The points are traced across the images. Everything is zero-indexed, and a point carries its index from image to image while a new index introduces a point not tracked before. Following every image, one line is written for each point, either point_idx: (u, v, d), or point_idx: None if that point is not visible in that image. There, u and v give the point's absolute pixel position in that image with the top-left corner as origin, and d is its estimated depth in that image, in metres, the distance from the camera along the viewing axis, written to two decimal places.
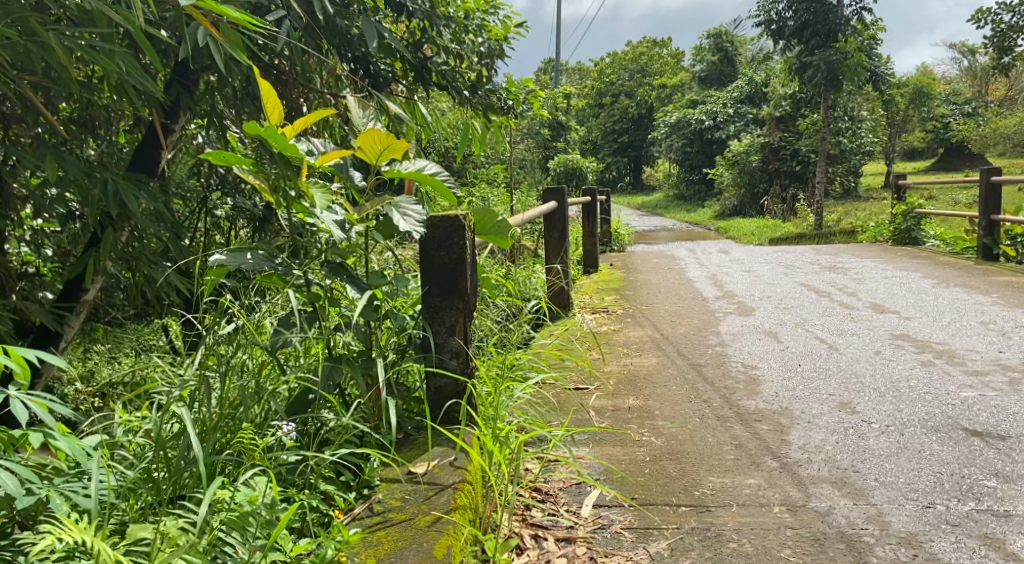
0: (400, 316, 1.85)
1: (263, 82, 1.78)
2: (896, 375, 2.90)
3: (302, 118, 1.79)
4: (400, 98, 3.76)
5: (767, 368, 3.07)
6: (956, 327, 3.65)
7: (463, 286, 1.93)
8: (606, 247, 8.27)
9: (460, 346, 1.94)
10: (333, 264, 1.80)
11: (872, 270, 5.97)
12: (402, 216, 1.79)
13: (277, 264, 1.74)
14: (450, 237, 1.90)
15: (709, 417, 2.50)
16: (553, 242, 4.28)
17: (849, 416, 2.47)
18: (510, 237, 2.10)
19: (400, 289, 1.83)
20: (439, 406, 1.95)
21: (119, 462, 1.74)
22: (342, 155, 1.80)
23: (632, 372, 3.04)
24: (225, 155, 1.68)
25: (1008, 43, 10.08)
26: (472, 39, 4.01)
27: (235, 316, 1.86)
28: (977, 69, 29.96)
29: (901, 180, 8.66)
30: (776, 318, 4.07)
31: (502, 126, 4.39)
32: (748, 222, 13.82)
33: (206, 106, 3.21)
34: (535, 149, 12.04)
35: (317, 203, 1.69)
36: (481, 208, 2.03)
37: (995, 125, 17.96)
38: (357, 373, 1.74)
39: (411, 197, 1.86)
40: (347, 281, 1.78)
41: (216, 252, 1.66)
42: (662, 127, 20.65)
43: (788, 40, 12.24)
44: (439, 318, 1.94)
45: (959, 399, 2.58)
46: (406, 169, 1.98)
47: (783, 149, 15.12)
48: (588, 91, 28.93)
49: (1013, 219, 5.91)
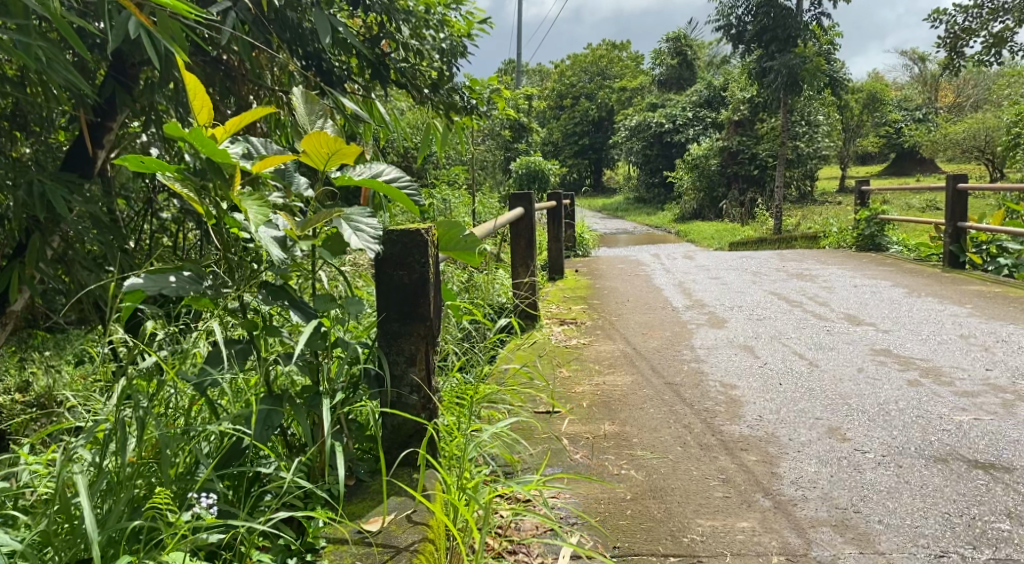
0: (351, 345, 1.61)
1: (189, 75, 1.52)
2: (883, 395, 2.74)
3: (237, 118, 1.54)
4: (356, 97, 3.52)
5: (746, 387, 2.89)
6: (935, 342, 3.52)
7: (426, 310, 1.69)
8: (570, 252, 8.06)
9: (420, 379, 1.70)
10: (273, 287, 1.56)
11: (840, 278, 5.85)
12: (353, 231, 1.56)
13: (206, 287, 1.50)
14: (410, 254, 1.68)
15: (692, 445, 2.30)
16: (520, 250, 4.06)
17: (841, 444, 2.29)
18: (479, 253, 1.87)
19: (354, 315, 1.59)
20: (396, 447, 1.71)
21: (24, 516, 1.48)
22: (282, 161, 1.56)
23: (606, 393, 2.83)
24: (143, 161, 1.43)
25: (961, 45, 10.11)
26: (433, 35, 3.78)
27: (161, 346, 1.60)
28: (926, 76, 30.48)
29: (863, 185, 8.60)
30: (750, 331, 3.90)
31: (464, 127, 4.15)
32: (707, 226, 13.75)
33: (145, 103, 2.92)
34: (497, 151, 11.81)
35: (251, 217, 1.44)
36: (447, 221, 1.80)
37: (945, 130, 18.20)
38: (300, 416, 1.51)
39: (364, 207, 1.62)
40: (291, 306, 1.54)
41: (129, 276, 1.40)
42: (623, 130, 20.60)
43: (748, 44, 12.21)
44: (398, 345, 1.70)
45: (954, 424, 2.43)
46: (361, 175, 1.74)
47: (741, 152, 15.19)
48: (548, 93, 28.82)
49: (979, 227, 5.84)
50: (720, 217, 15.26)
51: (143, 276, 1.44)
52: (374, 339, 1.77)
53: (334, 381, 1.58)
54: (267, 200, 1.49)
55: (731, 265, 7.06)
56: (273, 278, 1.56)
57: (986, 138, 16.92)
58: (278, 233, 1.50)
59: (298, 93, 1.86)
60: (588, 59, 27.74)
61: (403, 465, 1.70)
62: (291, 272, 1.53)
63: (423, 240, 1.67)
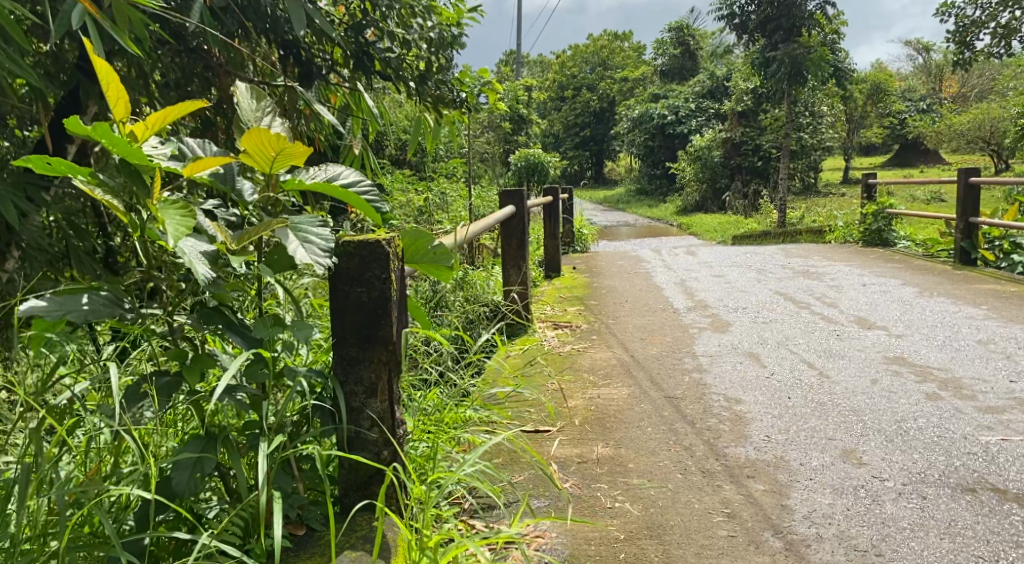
0: (299, 377, 1.41)
1: (103, 64, 1.36)
2: (900, 411, 2.53)
3: (159, 112, 1.37)
4: (341, 89, 3.28)
5: (752, 402, 2.68)
6: (953, 349, 3.30)
7: (388, 332, 1.49)
8: (568, 248, 7.83)
9: (382, 412, 1.51)
10: (205, 310, 1.36)
11: (847, 276, 5.64)
12: (301, 243, 1.36)
13: (126, 311, 1.29)
14: (368, 269, 1.47)
15: (693, 472, 2.10)
16: (512, 250, 3.84)
17: (856, 470, 2.09)
18: (451, 267, 1.66)
19: (302, 339, 1.38)
20: (352, 490, 1.51)
21: None
22: (213, 163, 1.37)
23: (600, 408, 2.62)
24: (49, 162, 1.24)
25: (970, 38, 9.85)
26: (419, 24, 3.49)
27: (77, 375, 1.38)
28: (932, 67, 30.05)
29: (871, 178, 8.36)
30: (756, 336, 3.69)
31: (455, 121, 3.86)
32: (709, 219, 13.48)
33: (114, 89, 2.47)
34: (497, 143, 11.56)
35: (170, 229, 1.23)
36: (414, 231, 1.59)
37: (951, 121, 17.88)
38: (234, 464, 1.30)
39: (314, 215, 1.42)
40: (225, 330, 1.34)
41: (28, 299, 1.19)
42: (625, 121, 20.36)
43: (751, 33, 11.96)
44: (356, 373, 1.50)
45: (981, 446, 2.22)
46: (313, 178, 1.53)
47: (744, 144, 14.94)
48: (549, 84, 28.53)
49: (991, 223, 5.63)
50: (723, 209, 15.03)
51: (46, 298, 1.23)
52: (330, 366, 1.57)
53: (279, 418, 1.38)
54: (192, 210, 1.29)
55: (734, 261, 6.85)
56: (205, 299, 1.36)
57: (991, 128, 16.68)
58: (208, 248, 1.30)
59: (242, 87, 1.66)
60: (590, 49, 27.52)
61: (361, 510, 1.51)
62: (226, 292, 1.32)
63: (383, 253, 1.46)
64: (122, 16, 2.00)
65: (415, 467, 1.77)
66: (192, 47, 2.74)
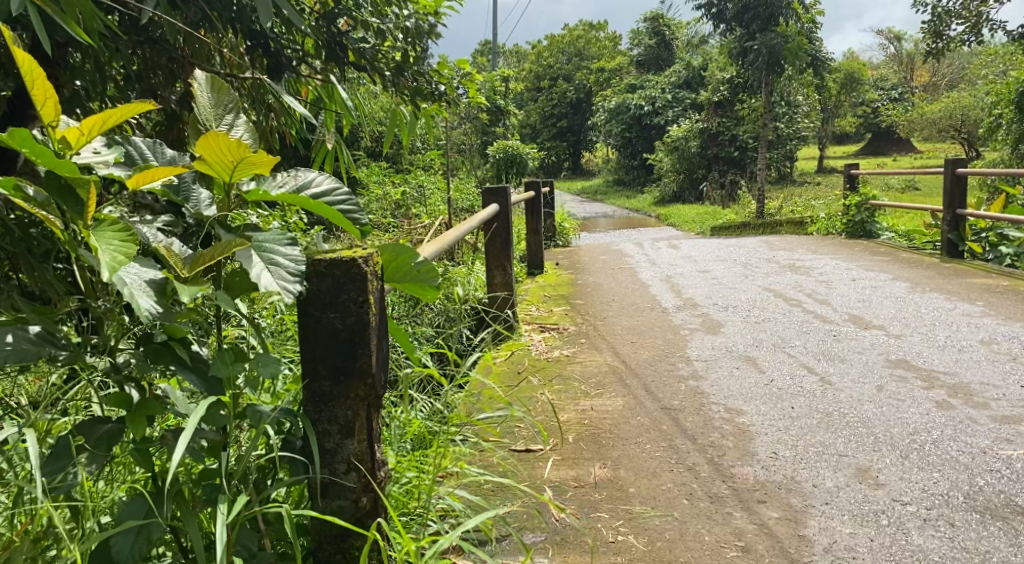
0: (265, 418, 1.24)
1: (27, 55, 1.16)
2: (911, 422, 2.39)
3: (98, 115, 1.17)
4: (312, 81, 3.05)
5: (754, 413, 2.53)
6: (955, 350, 3.17)
7: (367, 364, 1.32)
8: (550, 243, 7.65)
9: (361, 453, 1.34)
10: (153, 344, 1.18)
11: (834, 271, 5.51)
12: (265, 268, 1.19)
13: (58, 348, 1.11)
14: (342, 293, 1.30)
15: (700, 497, 1.94)
16: (495, 250, 3.65)
17: (874, 492, 1.95)
18: (436, 287, 1.49)
19: (267, 376, 1.21)
20: (327, 543, 1.33)
21: None
22: (162, 174, 1.19)
23: (594, 422, 2.45)
24: None
25: (944, 27, 9.77)
26: (395, 13, 3.28)
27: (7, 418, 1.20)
28: (903, 56, 30.19)
29: (852, 168, 8.24)
30: (750, 338, 3.54)
31: (433, 114, 3.64)
32: (688, 210, 13.35)
33: (62, 84, 2.23)
34: (474, 134, 11.28)
35: (106, 261, 1.05)
36: (396, 246, 1.41)
37: (923, 109, 17.91)
38: (186, 529, 1.13)
39: (281, 233, 1.25)
40: (177, 369, 1.17)
41: None
42: (602, 112, 20.15)
43: (728, 23, 11.79)
44: (329, 410, 1.33)
45: (1003, 462, 2.08)
46: (279, 187, 1.34)
47: (721, 134, 14.84)
48: (525, 75, 28.24)
49: (979, 215, 5.51)
50: (701, 200, 14.90)
51: None
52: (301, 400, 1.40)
53: (242, 465, 1.21)
54: (133, 232, 1.10)
55: (718, 255, 6.71)
56: (153, 333, 1.18)
57: (962, 117, 16.73)
58: (154, 276, 1.12)
59: (199, 78, 1.46)
60: (565, 39, 27.36)
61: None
62: (179, 326, 1.15)
63: (360, 273, 1.29)
64: (69, 5, 1.76)
65: (397, 507, 1.58)
66: (153, 38, 2.50)
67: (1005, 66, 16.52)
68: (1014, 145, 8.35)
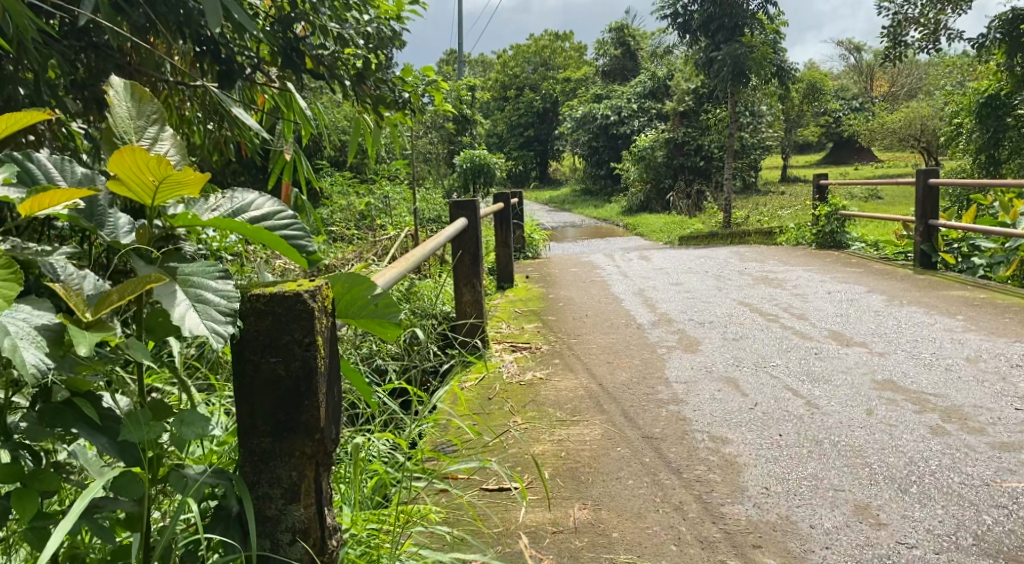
0: (190, 484, 1.06)
1: None
2: (906, 451, 2.25)
3: None
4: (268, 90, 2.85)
5: (741, 442, 2.37)
6: (941, 369, 3.05)
7: (313, 416, 1.15)
8: (519, 256, 7.45)
9: (308, 518, 1.17)
10: (52, 401, 0.98)
11: (808, 283, 5.40)
12: (190, 306, 1.00)
13: None
14: (282, 334, 1.12)
15: (690, 542, 1.78)
16: (464, 265, 3.45)
17: (877, 533, 1.80)
18: (397, 322, 1.31)
19: (192, 436, 1.02)
20: None
21: None
22: (64, 197, 1.00)
23: (571, 453, 2.28)
24: None
25: (903, 35, 9.77)
26: (356, 17, 3.06)
27: None
28: (863, 67, 30.56)
29: (821, 179, 8.17)
30: (729, 356, 3.39)
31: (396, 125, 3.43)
32: (655, 219, 13.24)
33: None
34: (439, 143, 11.04)
35: None
36: (349, 277, 1.24)
37: (884, 119, 18.07)
38: None
39: (210, 264, 1.06)
40: (82, 431, 0.98)
41: None
42: (568, 121, 20.02)
43: (693, 33, 11.73)
44: (270, 469, 1.16)
45: (1007, 496, 1.95)
46: (212, 210, 1.16)
47: (687, 143, 14.78)
48: (491, 84, 28.04)
49: (952, 226, 5.44)
50: (668, 209, 14.79)
51: None
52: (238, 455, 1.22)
53: (161, 542, 1.03)
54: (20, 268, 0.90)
55: (689, 267, 6.58)
56: (53, 388, 0.99)
57: (922, 126, 16.90)
58: (48, 321, 0.93)
59: (118, 85, 1.27)
60: (531, 49, 27.40)
61: None
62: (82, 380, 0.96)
63: (305, 310, 1.11)
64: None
65: None
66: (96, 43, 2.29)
67: (963, 77, 16.73)
68: (977, 154, 8.37)
